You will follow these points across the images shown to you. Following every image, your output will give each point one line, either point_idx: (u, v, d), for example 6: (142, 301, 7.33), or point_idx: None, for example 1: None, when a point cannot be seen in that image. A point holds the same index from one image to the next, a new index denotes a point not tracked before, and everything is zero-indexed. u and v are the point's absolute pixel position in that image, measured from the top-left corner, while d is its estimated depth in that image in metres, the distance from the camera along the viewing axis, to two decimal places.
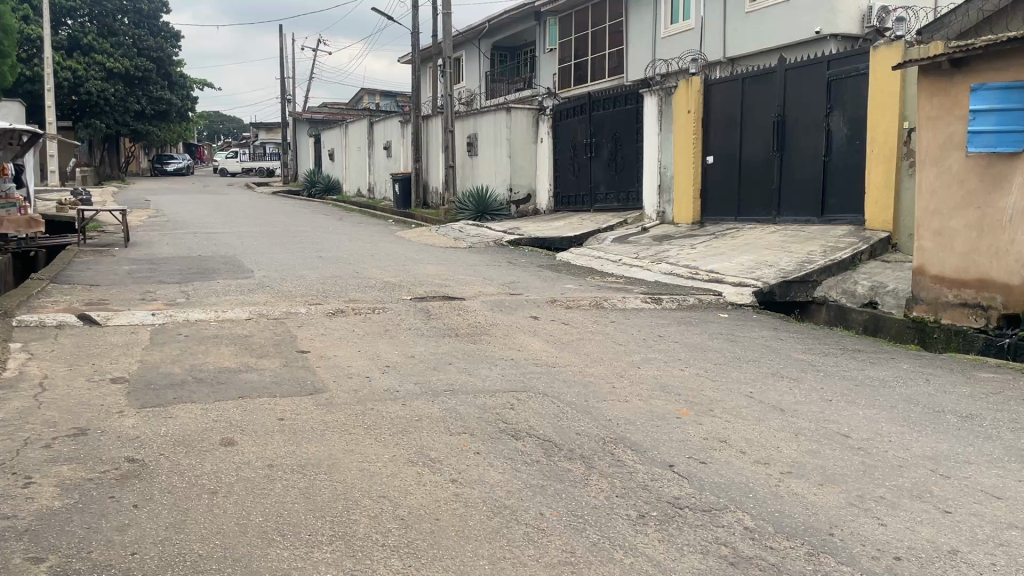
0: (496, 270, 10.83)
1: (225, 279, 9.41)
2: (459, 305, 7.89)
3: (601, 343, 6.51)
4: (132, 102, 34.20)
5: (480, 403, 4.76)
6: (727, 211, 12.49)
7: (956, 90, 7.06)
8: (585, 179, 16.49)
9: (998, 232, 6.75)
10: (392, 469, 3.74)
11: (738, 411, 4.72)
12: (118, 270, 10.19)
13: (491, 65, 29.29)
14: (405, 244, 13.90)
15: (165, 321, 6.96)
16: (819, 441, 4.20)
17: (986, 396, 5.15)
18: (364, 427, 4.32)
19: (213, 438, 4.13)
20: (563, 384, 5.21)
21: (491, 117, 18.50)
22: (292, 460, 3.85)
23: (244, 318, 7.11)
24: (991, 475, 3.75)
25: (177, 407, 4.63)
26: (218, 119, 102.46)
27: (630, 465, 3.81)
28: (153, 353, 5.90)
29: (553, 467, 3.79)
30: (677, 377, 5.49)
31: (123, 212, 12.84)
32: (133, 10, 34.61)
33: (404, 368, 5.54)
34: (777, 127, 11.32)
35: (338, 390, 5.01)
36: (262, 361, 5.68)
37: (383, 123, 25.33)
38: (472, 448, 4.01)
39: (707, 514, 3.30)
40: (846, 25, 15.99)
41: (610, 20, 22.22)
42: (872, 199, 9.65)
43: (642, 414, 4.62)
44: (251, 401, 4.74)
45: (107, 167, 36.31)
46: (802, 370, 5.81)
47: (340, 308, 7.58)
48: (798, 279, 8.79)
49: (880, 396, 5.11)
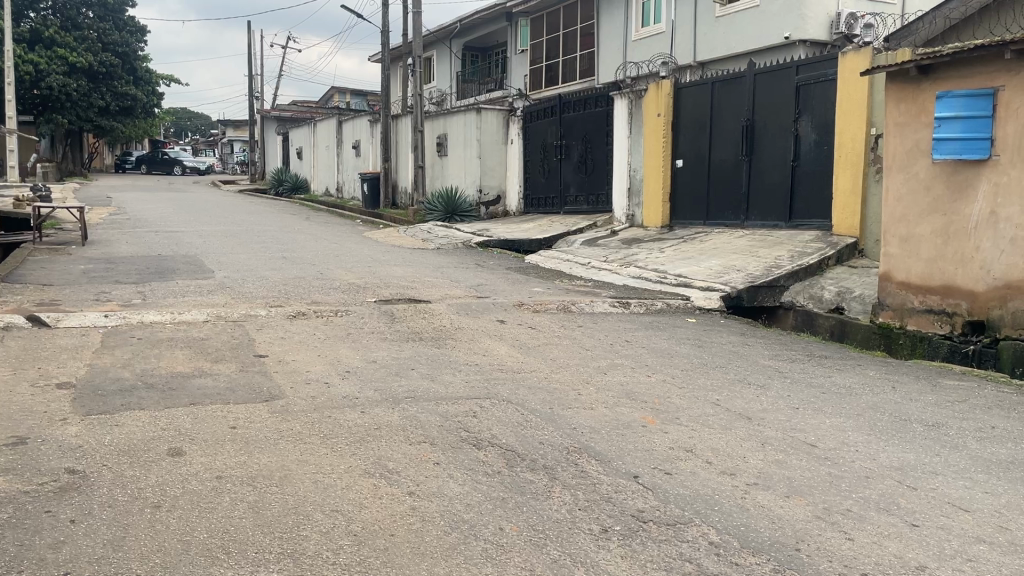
0: (462, 272, 10.70)
1: (183, 279, 9.15)
2: (423, 308, 7.74)
3: (569, 348, 6.41)
4: (96, 98, 33.61)
5: (442, 410, 4.64)
6: (696, 215, 12.49)
7: (923, 98, 7.11)
8: (555, 181, 16.41)
9: (963, 239, 6.78)
10: (347, 481, 3.60)
11: (705, 419, 4.64)
12: (74, 269, 9.87)
13: (462, 65, 29.03)
14: (371, 244, 13.73)
15: (119, 322, 6.73)
16: (785, 450, 4.14)
17: (952, 405, 5.14)
18: (320, 436, 4.17)
19: (161, 447, 3.95)
20: (528, 391, 5.09)
21: (461, 117, 18.38)
22: (243, 472, 3.68)
23: (201, 320, 6.90)
24: (959, 487, 3.71)
25: (125, 414, 4.42)
26: (184, 116, 100.85)
27: (593, 477, 3.70)
28: (105, 356, 5.68)
29: (514, 478, 3.67)
30: (645, 383, 5.40)
31: (80, 208, 12.45)
32: (97, 3, 33.79)
33: (364, 373, 5.40)
34: (745, 131, 11.34)
35: (295, 396, 4.84)
36: (218, 365, 5.49)
37: (352, 121, 25.06)
38: (432, 459, 3.87)
39: (672, 528, 3.20)
40: (815, 31, 16.08)
41: (581, 22, 22.18)
42: (839, 204, 9.70)
43: (608, 422, 4.52)
44: (203, 408, 4.56)
45: (69, 163, 35.55)
46: (770, 377, 5.74)
47: (302, 310, 7.39)
48: (766, 284, 8.76)
49: (849, 404, 5.06)
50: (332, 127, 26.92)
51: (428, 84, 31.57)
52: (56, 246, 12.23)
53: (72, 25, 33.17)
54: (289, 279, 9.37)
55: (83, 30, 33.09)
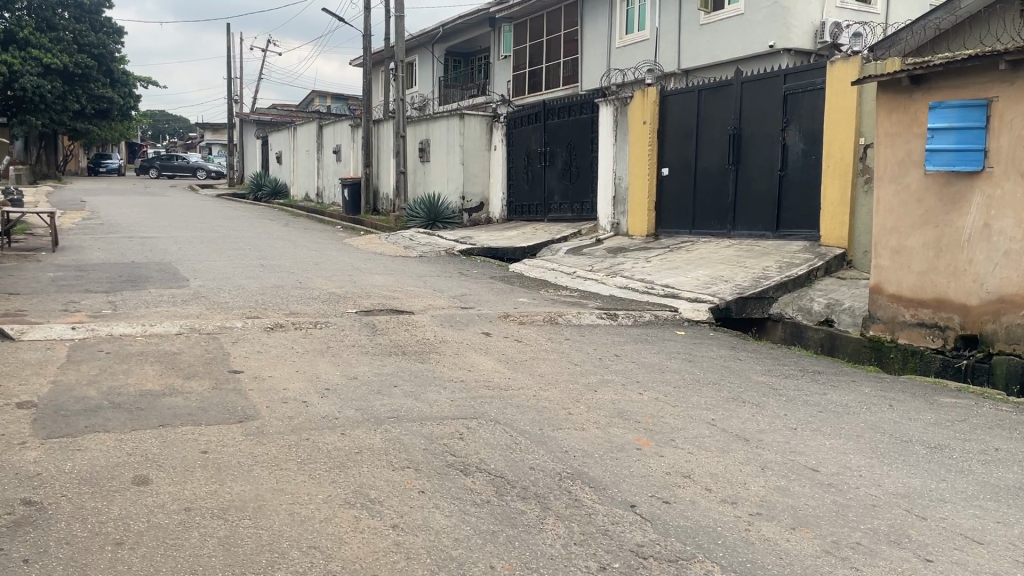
0: (446, 281, 10.47)
1: (157, 289, 8.83)
2: (406, 320, 7.49)
3: (556, 363, 6.21)
4: (71, 101, 33.04)
5: (427, 432, 4.42)
6: (682, 224, 12.37)
7: (915, 108, 6.99)
8: (539, 188, 16.24)
9: (956, 251, 6.66)
10: (326, 513, 3.36)
11: (701, 441, 4.45)
12: (42, 277, 9.54)
13: (445, 70, 28.84)
14: (351, 252, 13.45)
15: (87, 335, 6.43)
16: (787, 475, 3.96)
17: (952, 424, 4.99)
18: (297, 461, 3.93)
19: (125, 475, 3.69)
20: (516, 410, 4.88)
21: (444, 123, 18.16)
22: (213, 503, 3.44)
23: (174, 333, 6.61)
24: (969, 516, 3.54)
25: (88, 438, 4.15)
26: (163, 118, 99.91)
27: (588, 506, 3.50)
28: (70, 372, 5.38)
29: (504, 509, 3.46)
30: (637, 402, 5.20)
31: (50, 213, 12.06)
32: (73, 5, 33.11)
33: (344, 391, 5.15)
34: (732, 139, 11.22)
35: (271, 416, 4.59)
36: (191, 382, 5.22)
37: (333, 126, 24.76)
38: (417, 487, 3.65)
39: (674, 565, 3.00)
40: (800, 40, 16.06)
41: (564, 28, 22.08)
42: (827, 214, 9.59)
43: (601, 444, 4.32)
44: (173, 430, 4.30)
45: (43, 166, 34.91)
46: (764, 395, 5.55)
47: (280, 322, 7.12)
48: (754, 296, 8.62)
49: (847, 424, 4.90)
50: (312, 131, 26.59)
51: (411, 89, 31.28)
52: (25, 252, 11.84)
53: (48, 26, 32.46)
54: (268, 288, 9.09)
55: (59, 31, 32.44)
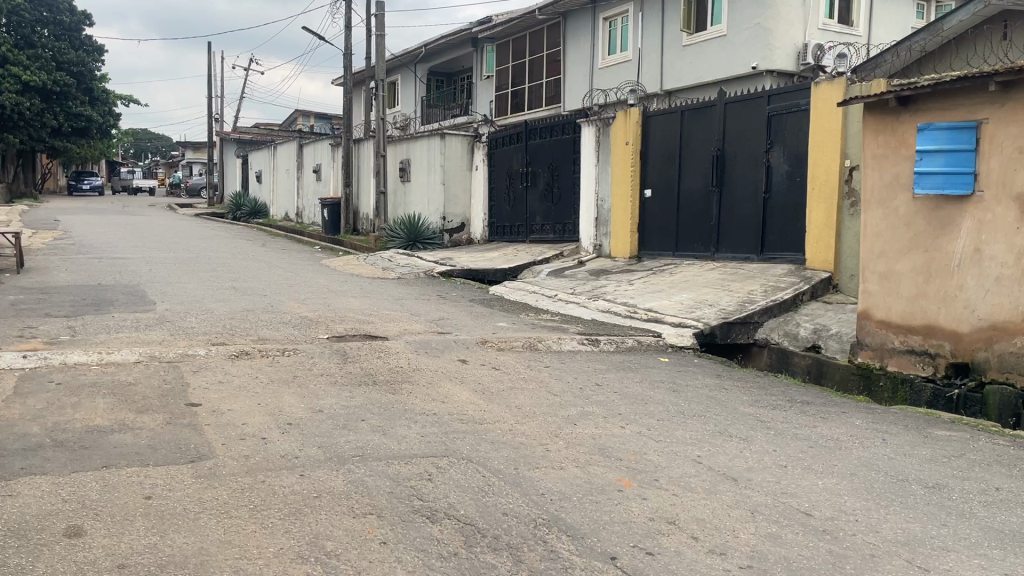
0: (423, 304, 10.19)
1: (120, 313, 8.48)
2: (379, 346, 7.19)
3: (534, 393, 5.92)
4: (49, 118, 32.61)
5: (394, 472, 4.11)
6: (665, 246, 12.17)
7: (903, 130, 6.81)
8: (520, 209, 16.02)
9: (946, 277, 6.46)
10: (275, 570, 3.04)
11: (686, 481, 4.17)
12: (2, 300, 9.16)
13: (428, 90, 28.74)
14: (328, 273, 13.14)
15: (39, 363, 6.08)
16: (778, 521, 3.68)
17: (949, 461, 4.75)
18: (248, 508, 3.60)
19: (57, 526, 3.35)
20: (490, 447, 4.58)
21: (425, 142, 17.93)
22: (150, 559, 3.11)
23: (133, 361, 6.27)
24: (974, 567, 3.29)
25: (22, 482, 3.81)
26: (144, 136, 99.81)
27: (564, 559, 3.21)
28: (14, 406, 5.02)
29: (472, 563, 3.16)
30: (619, 437, 4.92)
31: (15, 234, 11.66)
32: (53, 22, 32.63)
33: (307, 427, 4.82)
34: (716, 161, 11.05)
35: (227, 455, 4.27)
36: (143, 417, 4.88)
37: (313, 144, 24.46)
38: (378, 537, 3.35)
39: None
40: (782, 61, 16.02)
41: (547, 48, 22.00)
42: (813, 238, 9.41)
43: (580, 486, 4.03)
44: (117, 473, 3.96)
45: (20, 185, 34.35)
46: (752, 429, 5.29)
47: (245, 349, 6.79)
48: (739, 321, 8.37)
49: (839, 461, 4.65)
50: (292, 150, 26.29)
51: (392, 108, 31.13)
52: None
53: (26, 43, 31.95)
54: (237, 312, 8.76)
55: (37, 48, 31.95)
